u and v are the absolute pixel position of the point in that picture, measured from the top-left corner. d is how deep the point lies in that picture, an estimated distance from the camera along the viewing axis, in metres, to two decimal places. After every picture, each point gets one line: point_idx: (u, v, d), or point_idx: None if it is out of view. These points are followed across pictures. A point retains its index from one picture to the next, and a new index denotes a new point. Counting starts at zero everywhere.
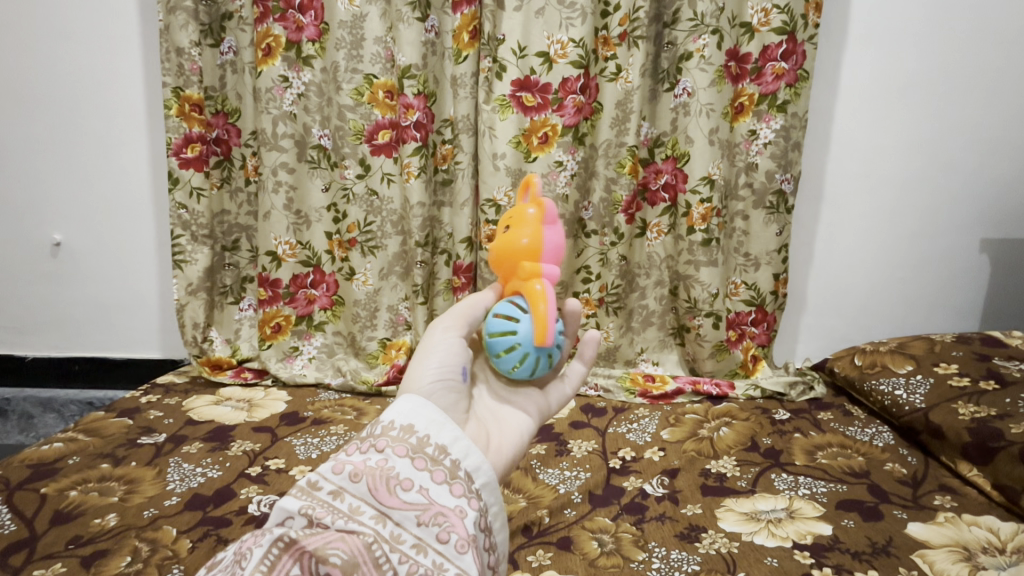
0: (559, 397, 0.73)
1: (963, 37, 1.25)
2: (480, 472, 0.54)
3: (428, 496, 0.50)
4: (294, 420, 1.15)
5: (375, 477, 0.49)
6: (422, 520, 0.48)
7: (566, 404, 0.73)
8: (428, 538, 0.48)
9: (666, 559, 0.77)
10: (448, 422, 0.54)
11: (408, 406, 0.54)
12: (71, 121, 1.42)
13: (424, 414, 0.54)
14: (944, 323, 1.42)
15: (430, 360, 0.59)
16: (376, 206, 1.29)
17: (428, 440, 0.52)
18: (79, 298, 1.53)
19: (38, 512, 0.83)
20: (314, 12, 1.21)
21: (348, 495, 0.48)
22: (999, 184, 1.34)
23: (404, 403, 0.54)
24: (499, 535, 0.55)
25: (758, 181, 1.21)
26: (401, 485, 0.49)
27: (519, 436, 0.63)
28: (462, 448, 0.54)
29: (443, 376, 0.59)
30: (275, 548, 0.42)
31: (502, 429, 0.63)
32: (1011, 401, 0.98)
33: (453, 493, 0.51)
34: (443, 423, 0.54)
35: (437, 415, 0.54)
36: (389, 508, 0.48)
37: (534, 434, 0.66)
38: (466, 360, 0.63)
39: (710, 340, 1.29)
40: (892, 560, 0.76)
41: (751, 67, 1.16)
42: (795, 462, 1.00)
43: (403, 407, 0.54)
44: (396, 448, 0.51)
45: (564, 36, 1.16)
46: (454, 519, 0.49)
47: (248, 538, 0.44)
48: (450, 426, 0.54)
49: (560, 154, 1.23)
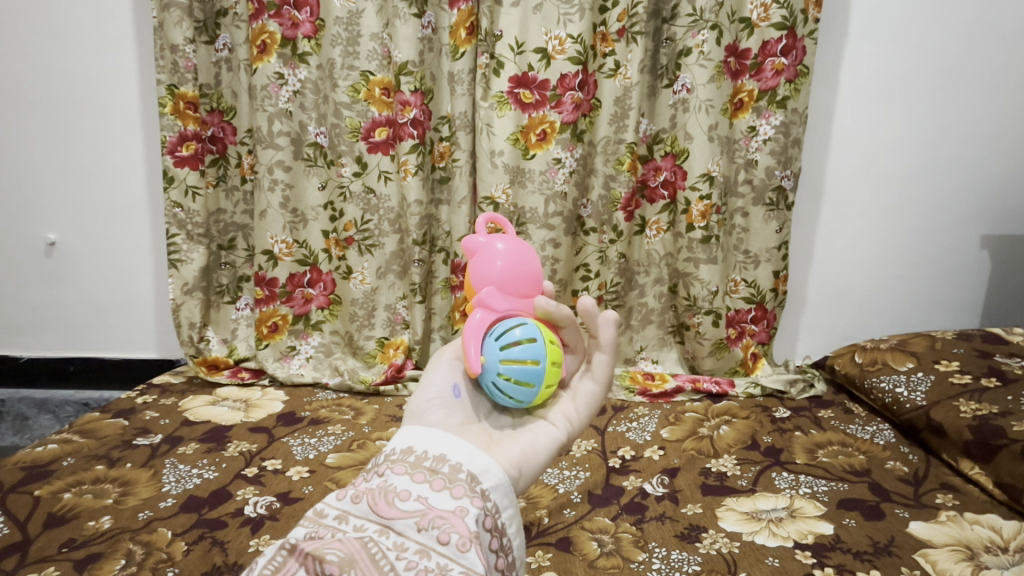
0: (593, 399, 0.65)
1: (963, 31, 1.24)
2: (489, 474, 0.53)
3: (427, 503, 0.49)
4: (291, 421, 1.14)
5: (375, 494, 0.49)
6: (422, 525, 0.47)
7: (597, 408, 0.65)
8: (430, 542, 0.47)
9: (667, 560, 0.77)
10: (445, 435, 0.55)
11: (405, 433, 0.55)
12: (65, 118, 1.40)
13: (420, 435, 0.55)
14: (944, 320, 1.42)
15: (424, 385, 0.62)
16: (373, 204, 1.28)
17: (426, 456, 0.53)
18: (75, 298, 1.52)
19: (30, 515, 0.82)
20: (310, 9, 1.19)
21: (353, 517, 0.48)
22: (999, 180, 1.33)
23: (399, 432, 0.56)
24: (515, 540, 0.54)
25: (757, 178, 1.20)
26: (399, 496, 0.49)
27: (537, 441, 0.61)
28: (464, 452, 0.53)
29: (440, 396, 0.61)
30: (280, 555, 0.45)
31: (518, 435, 0.61)
32: (1012, 398, 0.98)
33: (454, 496, 0.50)
34: (440, 436, 0.54)
35: (432, 432, 0.55)
36: (390, 520, 0.48)
37: (559, 444, 0.62)
38: (459, 378, 0.63)
39: (710, 338, 1.28)
40: (894, 560, 0.75)
41: (751, 63, 1.15)
42: (795, 461, 1.00)
43: (399, 437, 0.55)
44: (395, 468, 0.52)
45: (561, 32, 1.15)
46: (455, 519, 0.48)
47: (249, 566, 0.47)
48: (448, 438, 0.54)
49: (559, 151, 1.21)
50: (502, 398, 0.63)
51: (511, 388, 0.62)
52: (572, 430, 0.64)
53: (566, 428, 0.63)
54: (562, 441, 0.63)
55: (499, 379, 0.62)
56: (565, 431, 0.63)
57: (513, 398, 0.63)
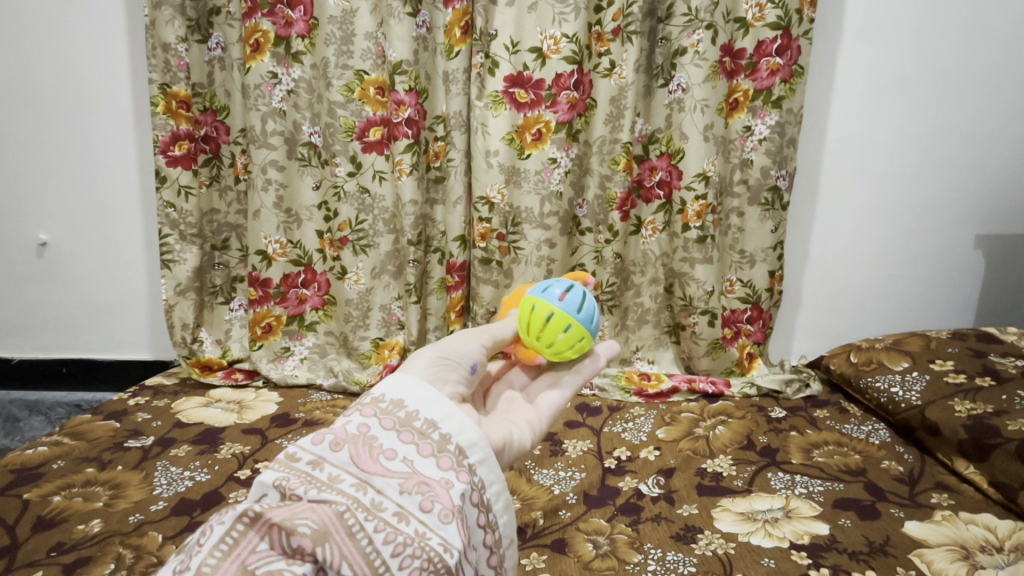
0: (556, 403, 0.68)
1: (957, 30, 1.24)
2: (476, 448, 0.52)
3: (412, 467, 0.48)
4: (284, 422, 1.14)
5: (358, 445, 0.47)
6: (405, 488, 0.46)
7: (557, 417, 0.67)
8: (411, 507, 0.46)
9: (662, 561, 0.76)
10: (442, 399, 0.53)
11: (399, 382, 0.53)
12: (57, 117, 1.39)
13: (417, 390, 0.52)
14: (939, 319, 1.43)
15: (443, 345, 0.59)
16: (367, 204, 1.27)
17: (416, 415, 0.51)
18: (66, 299, 1.51)
19: (19, 518, 0.82)
20: (303, 7, 1.17)
21: (328, 465, 0.46)
22: (994, 179, 1.33)
23: (395, 378, 0.53)
24: (502, 517, 0.53)
25: (753, 177, 1.19)
26: (384, 454, 0.48)
27: (515, 439, 0.60)
28: (455, 423, 0.51)
29: (456, 363, 0.59)
30: (239, 524, 0.39)
31: (498, 423, 0.60)
32: (1007, 398, 0.98)
33: (440, 466, 0.49)
34: (435, 399, 0.52)
35: (430, 391, 0.53)
36: (371, 475, 0.46)
37: (529, 452, 0.60)
38: (477, 357, 0.62)
39: (705, 338, 1.29)
40: (890, 560, 0.75)
41: (746, 63, 1.14)
42: (791, 461, 1.00)
43: (395, 384, 0.52)
44: (382, 420, 0.49)
45: (556, 31, 1.14)
46: (439, 489, 0.47)
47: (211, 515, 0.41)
48: (443, 402, 0.52)
49: (554, 151, 1.21)
50: (553, 291, 0.74)
51: (571, 298, 0.74)
52: (536, 433, 0.63)
53: (531, 433, 0.62)
54: (527, 446, 0.61)
55: (575, 297, 0.74)
56: (532, 436, 0.62)
57: (562, 296, 0.73)
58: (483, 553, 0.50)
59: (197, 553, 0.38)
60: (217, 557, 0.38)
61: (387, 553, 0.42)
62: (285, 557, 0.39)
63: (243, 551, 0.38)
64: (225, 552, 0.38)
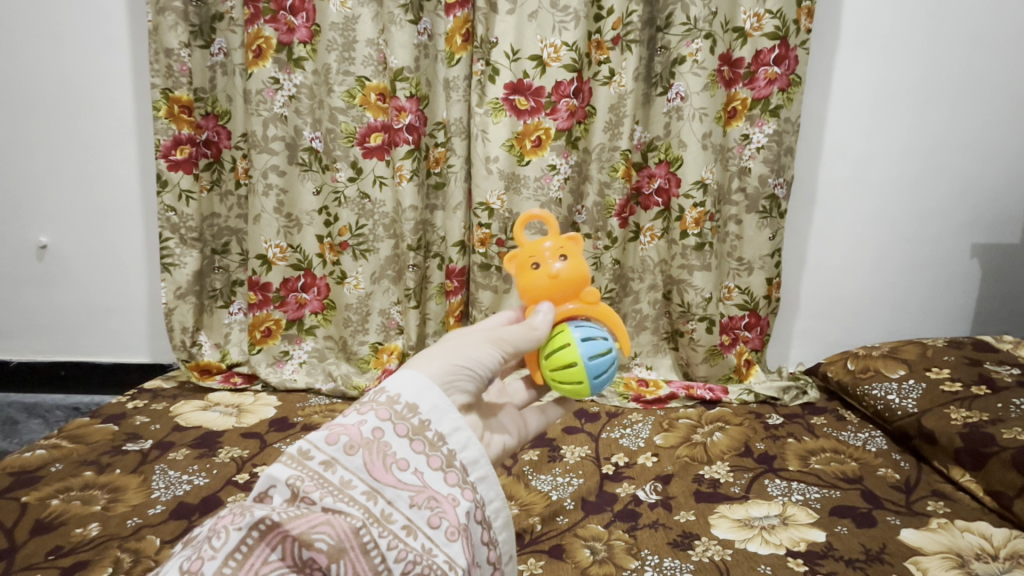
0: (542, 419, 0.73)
1: (955, 43, 1.25)
2: (478, 465, 0.52)
3: (422, 480, 0.48)
4: (283, 426, 1.14)
5: (372, 452, 0.47)
6: (415, 501, 0.47)
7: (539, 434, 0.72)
8: (419, 521, 0.46)
9: (659, 567, 0.77)
10: (452, 410, 0.53)
11: (414, 383, 0.52)
12: (59, 121, 1.40)
13: (431, 396, 0.52)
14: (937, 328, 1.43)
15: (462, 351, 0.58)
16: (367, 209, 1.27)
17: (428, 425, 0.51)
18: (64, 301, 1.51)
19: (17, 522, 0.82)
20: (305, 14, 1.18)
21: (342, 468, 0.46)
22: (993, 189, 1.34)
23: (411, 379, 0.52)
24: (502, 534, 0.54)
25: (750, 185, 1.20)
26: (397, 464, 0.48)
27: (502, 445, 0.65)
28: (462, 438, 0.52)
29: (472, 372, 0.58)
30: (252, 534, 0.40)
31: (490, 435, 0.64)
32: (1003, 406, 0.99)
33: (447, 481, 0.49)
34: (446, 409, 0.52)
35: (442, 400, 0.53)
36: (383, 486, 0.46)
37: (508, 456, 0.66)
38: (492, 368, 0.60)
39: (704, 345, 1.29)
40: (885, 568, 0.76)
41: (744, 72, 1.16)
42: (788, 468, 1.00)
43: (411, 386, 0.52)
44: (395, 426, 0.49)
45: (556, 40, 1.16)
46: (446, 505, 0.48)
47: (227, 514, 0.42)
48: (453, 414, 0.52)
49: (554, 157, 1.22)
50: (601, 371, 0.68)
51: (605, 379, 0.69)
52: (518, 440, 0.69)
53: (516, 439, 0.68)
54: (507, 448, 0.67)
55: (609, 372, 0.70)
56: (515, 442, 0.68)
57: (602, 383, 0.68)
58: (485, 571, 0.51)
59: (210, 558, 0.39)
60: (232, 566, 0.39)
61: (397, 570, 0.43)
62: (295, 568, 0.40)
63: (256, 560, 0.39)
64: (239, 562, 0.39)
